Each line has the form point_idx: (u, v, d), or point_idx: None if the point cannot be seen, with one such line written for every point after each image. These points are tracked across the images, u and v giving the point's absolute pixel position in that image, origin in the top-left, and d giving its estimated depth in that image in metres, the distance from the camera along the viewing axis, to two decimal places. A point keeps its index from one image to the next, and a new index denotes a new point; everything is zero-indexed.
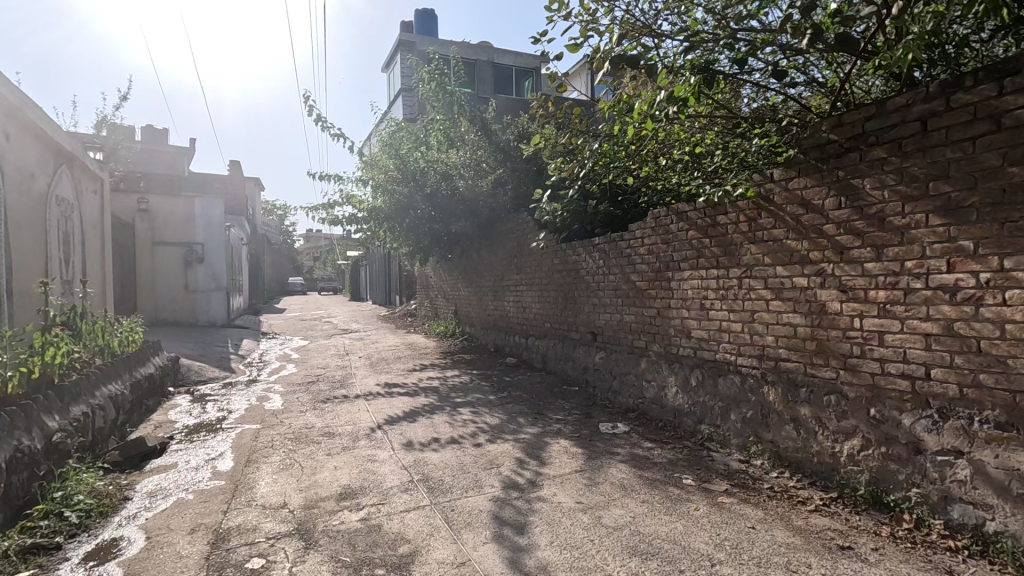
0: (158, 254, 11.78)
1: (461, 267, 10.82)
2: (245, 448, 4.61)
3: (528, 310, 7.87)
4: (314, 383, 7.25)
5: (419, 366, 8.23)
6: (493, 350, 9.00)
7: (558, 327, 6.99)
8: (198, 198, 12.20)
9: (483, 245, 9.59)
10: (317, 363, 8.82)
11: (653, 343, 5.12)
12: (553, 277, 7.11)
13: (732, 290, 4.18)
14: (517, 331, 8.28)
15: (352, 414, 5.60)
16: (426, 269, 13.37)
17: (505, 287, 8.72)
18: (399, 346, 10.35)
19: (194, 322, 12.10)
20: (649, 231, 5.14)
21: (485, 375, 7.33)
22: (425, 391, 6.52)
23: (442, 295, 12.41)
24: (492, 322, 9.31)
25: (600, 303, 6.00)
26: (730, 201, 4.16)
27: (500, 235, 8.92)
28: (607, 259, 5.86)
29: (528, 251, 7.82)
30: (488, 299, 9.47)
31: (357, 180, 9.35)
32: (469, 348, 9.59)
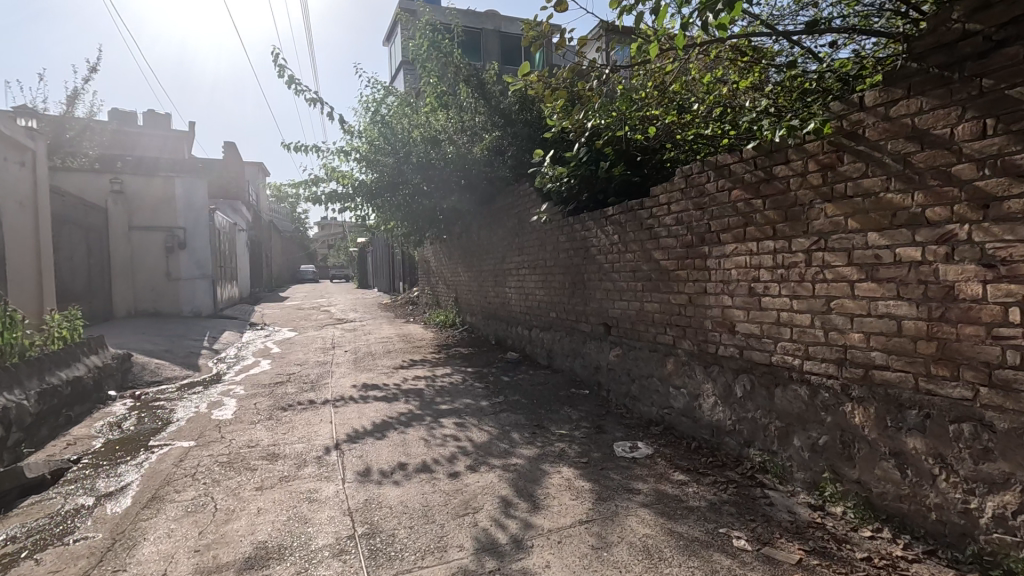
0: (136, 240, 10.80)
1: (461, 250, 9.72)
2: (158, 477, 3.61)
3: (531, 297, 6.75)
4: (282, 384, 6.25)
5: (409, 362, 7.20)
6: (494, 343, 7.93)
7: (565, 317, 5.88)
8: (179, 178, 11.27)
9: (482, 224, 8.48)
10: (295, 359, 7.85)
11: (683, 339, 3.99)
12: (559, 258, 5.98)
13: (796, 269, 3.02)
14: (519, 323, 7.18)
15: (310, 427, 4.58)
16: (426, 253, 12.32)
17: (506, 271, 7.62)
18: (392, 338, 9.34)
19: (178, 313, 11.21)
20: (677, 195, 3.99)
21: (480, 373, 6.26)
22: (406, 395, 5.49)
23: (442, 281, 11.35)
24: (493, 311, 8.23)
25: (615, 289, 4.85)
26: (794, 145, 2.99)
27: (500, 212, 7.79)
28: (622, 234, 4.71)
29: (530, 228, 6.68)
30: (489, 285, 8.37)
31: (338, 152, 8.26)
32: (468, 341, 8.54)
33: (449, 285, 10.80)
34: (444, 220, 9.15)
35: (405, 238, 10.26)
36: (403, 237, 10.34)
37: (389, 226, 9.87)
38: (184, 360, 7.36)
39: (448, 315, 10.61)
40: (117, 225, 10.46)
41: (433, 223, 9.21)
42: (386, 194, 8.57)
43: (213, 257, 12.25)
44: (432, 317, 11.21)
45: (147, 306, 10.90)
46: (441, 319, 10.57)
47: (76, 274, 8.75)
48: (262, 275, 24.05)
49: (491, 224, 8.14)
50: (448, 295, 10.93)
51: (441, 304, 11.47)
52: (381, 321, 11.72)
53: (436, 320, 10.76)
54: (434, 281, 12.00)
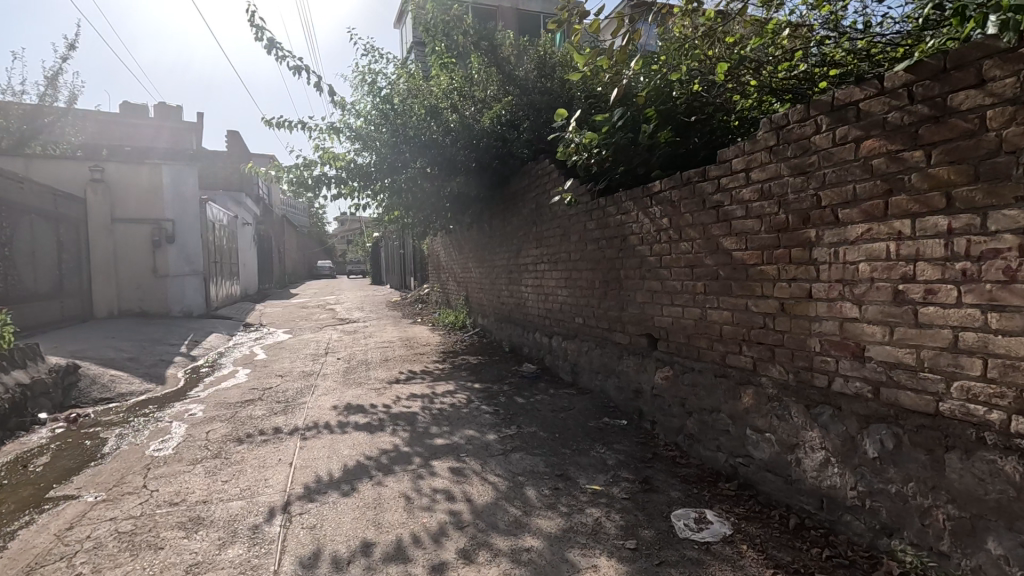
0: (119, 233, 9.96)
1: (472, 243, 8.58)
2: (21, 562, 2.54)
3: (552, 298, 5.58)
4: (251, 403, 5.19)
5: (407, 375, 6.10)
6: (508, 352, 6.79)
7: (594, 324, 4.70)
8: (167, 165, 10.41)
9: (496, 213, 7.34)
10: (280, 368, 6.82)
11: (771, 363, 2.79)
12: (586, 250, 4.79)
13: (997, 263, 1.81)
14: (537, 329, 6.03)
15: (261, 474, 3.49)
16: (436, 246, 11.21)
17: (522, 267, 6.47)
18: (394, 342, 8.26)
19: (166, 312, 10.40)
20: (764, 158, 2.78)
21: (490, 392, 5.12)
22: (395, 422, 4.37)
23: (453, 278, 10.22)
24: (507, 313, 7.08)
25: (665, 290, 3.65)
26: (1004, 53, 1.77)
27: (515, 198, 6.64)
28: (675, 217, 3.51)
29: (552, 214, 5.49)
30: (502, 283, 7.23)
31: (326, 129, 7.15)
32: (479, 347, 7.40)
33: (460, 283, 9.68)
34: (451, 209, 8.00)
35: (410, 229, 9.15)
36: (408, 229, 9.24)
37: (391, 216, 8.76)
38: (149, 370, 6.37)
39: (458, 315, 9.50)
40: (98, 218, 9.59)
41: (439, 212, 8.07)
42: (383, 178, 7.47)
43: (206, 252, 11.43)
44: (441, 318, 10.10)
45: (133, 305, 10.08)
46: (450, 320, 9.46)
47: (44, 271, 7.86)
48: (271, 270, 23.26)
49: (505, 212, 6.99)
50: (459, 293, 9.81)
51: (452, 303, 10.37)
52: (386, 322, 10.67)
53: (446, 322, 9.65)
54: (444, 278, 10.89)
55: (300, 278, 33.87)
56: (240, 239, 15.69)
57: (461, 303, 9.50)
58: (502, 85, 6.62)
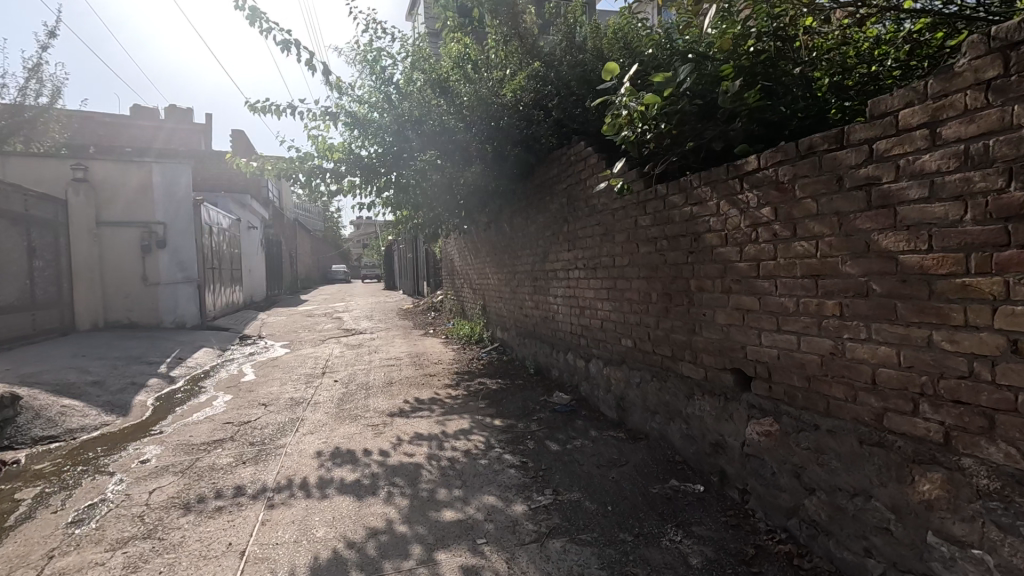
0: (105, 238, 9.14)
1: (491, 245, 7.54)
2: None
3: (590, 312, 4.51)
4: (220, 445, 4.20)
5: (413, 404, 5.07)
6: (534, 374, 5.74)
7: (649, 350, 3.63)
8: (158, 165, 9.62)
9: (519, 211, 6.31)
10: (267, 393, 5.84)
11: (986, 438, 1.70)
12: (637, 254, 3.72)
13: None
14: (570, 348, 4.97)
15: (199, 571, 2.48)
16: (450, 249, 10.23)
17: (550, 274, 5.43)
18: (403, 359, 7.26)
19: (158, 324, 9.56)
20: (973, 102, 1.70)
21: (514, 433, 4.08)
22: (392, 480, 3.35)
23: (468, 285, 9.20)
24: (532, 329, 6.03)
25: (765, 309, 2.58)
26: None
27: (542, 193, 5.60)
28: (784, 205, 2.44)
29: (591, 207, 4.41)
30: (526, 291, 6.17)
31: (320, 115, 6.16)
32: (500, 367, 6.36)
33: (476, 289, 8.64)
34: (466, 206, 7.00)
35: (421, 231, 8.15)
36: (418, 230, 8.24)
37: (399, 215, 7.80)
38: (113, 397, 5.43)
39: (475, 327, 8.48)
40: (80, 220, 8.77)
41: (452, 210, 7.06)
42: (388, 170, 6.47)
43: (202, 257, 10.58)
44: (456, 328, 9.08)
45: (120, 316, 9.25)
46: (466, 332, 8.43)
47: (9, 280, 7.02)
48: (281, 275, 22.48)
49: (530, 208, 5.95)
50: (475, 301, 8.77)
51: (468, 312, 9.33)
52: (395, 333, 9.68)
53: (461, 334, 8.63)
54: (459, 284, 9.87)
55: (313, 283, 33.17)
56: (244, 243, 14.84)
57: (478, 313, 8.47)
58: (525, 59, 5.62)
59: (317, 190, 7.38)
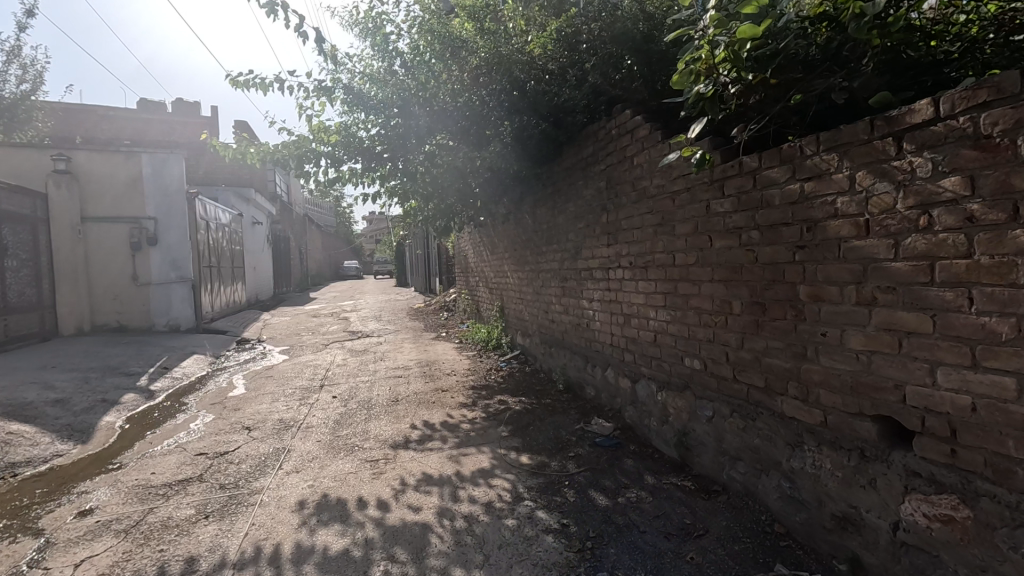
0: (91, 234, 8.48)
1: (510, 240, 6.69)
2: None
3: (639, 321, 3.64)
4: (184, 488, 3.40)
5: (421, 431, 4.25)
6: (564, 392, 4.88)
7: (727, 376, 2.76)
8: (146, 153, 8.89)
9: (543, 199, 5.45)
10: (255, 412, 5.05)
11: None
12: (709, 250, 2.85)
13: None
14: (611, 364, 4.10)
15: None
16: (463, 244, 9.41)
17: (582, 274, 4.58)
18: (412, 369, 6.44)
19: (150, 327, 8.90)
20: None
21: (548, 477, 3.23)
22: (391, 552, 2.52)
23: (484, 284, 8.35)
24: (560, 338, 5.17)
25: (945, 334, 1.70)
26: None
27: (573, 178, 4.73)
28: (992, 170, 1.56)
29: (640, 192, 3.54)
30: (552, 294, 5.32)
31: (314, 90, 5.33)
32: (522, 381, 5.51)
33: (493, 289, 7.80)
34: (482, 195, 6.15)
35: (432, 225, 7.32)
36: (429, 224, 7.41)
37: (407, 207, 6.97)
38: (75, 419, 4.66)
39: (492, 331, 7.64)
40: (63, 216, 8.08)
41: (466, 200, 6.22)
42: (392, 155, 5.64)
43: (199, 255, 9.90)
44: (471, 332, 8.25)
45: (109, 319, 8.62)
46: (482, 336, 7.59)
47: None
48: (289, 272, 21.81)
49: (557, 197, 5.08)
50: (492, 302, 7.92)
51: (484, 314, 8.49)
52: (404, 337, 8.87)
53: (477, 339, 7.79)
54: (474, 283, 9.03)
55: (324, 280, 32.55)
56: (247, 239, 14.14)
57: (496, 315, 7.63)
58: (551, 18, 4.75)
59: (315, 179, 6.57)
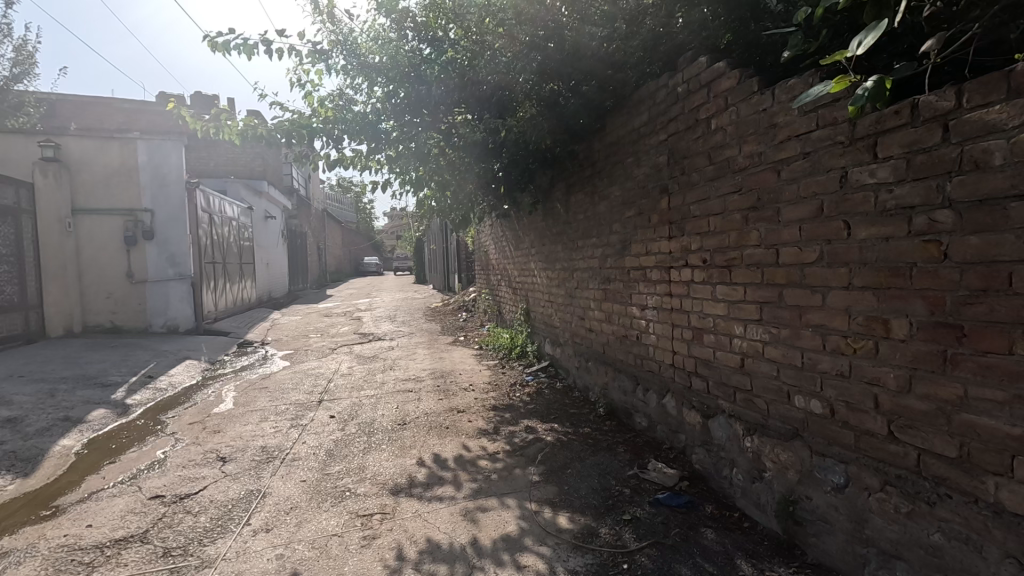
0: (83, 228, 7.88)
1: (539, 234, 5.78)
2: None
3: (718, 339, 2.73)
4: (117, 554, 2.60)
5: (430, 469, 3.40)
6: (606, 419, 3.98)
7: (878, 431, 1.85)
8: (143, 140, 8.24)
9: (580, 184, 4.55)
10: (237, 436, 4.26)
11: None
12: (846, 243, 1.94)
13: None
14: (676, 389, 3.19)
15: None
16: (484, 239, 8.55)
17: (632, 274, 3.68)
18: (424, 382, 5.59)
19: (145, 327, 8.30)
20: None
21: (598, 555, 2.35)
22: None
23: (508, 283, 7.47)
24: (602, 351, 4.27)
25: None
26: None
27: (619, 155, 3.83)
28: None
29: (723, 164, 2.62)
30: (591, 297, 4.42)
31: (307, 55, 4.50)
32: (553, 402, 4.62)
33: (518, 288, 6.91)
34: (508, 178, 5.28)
35: (449, 216, 6.45)
36: (446, 215, 6.55)
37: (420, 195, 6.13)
38: (22, 444, 3.93)
39: (517, 336, 6.75)
40: (51, 208, 7.45)
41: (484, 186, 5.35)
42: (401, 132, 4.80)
43: (201, 250, 9.25)
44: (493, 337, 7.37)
45: (102, 320, 8.03)
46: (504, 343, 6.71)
47: None
48: (306, 268, 21.21)
49: (598, 180, 4.18)
50: (516, 304, 7.03)
51: (507, 317, 7.60)
52: (419, 340, 8.05)
53: (500, 346, 6.91)
54: (496, 281, 8.15)
55: (342, 277, 32.00)
56: (258, 234, 13.49)
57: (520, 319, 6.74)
58: None
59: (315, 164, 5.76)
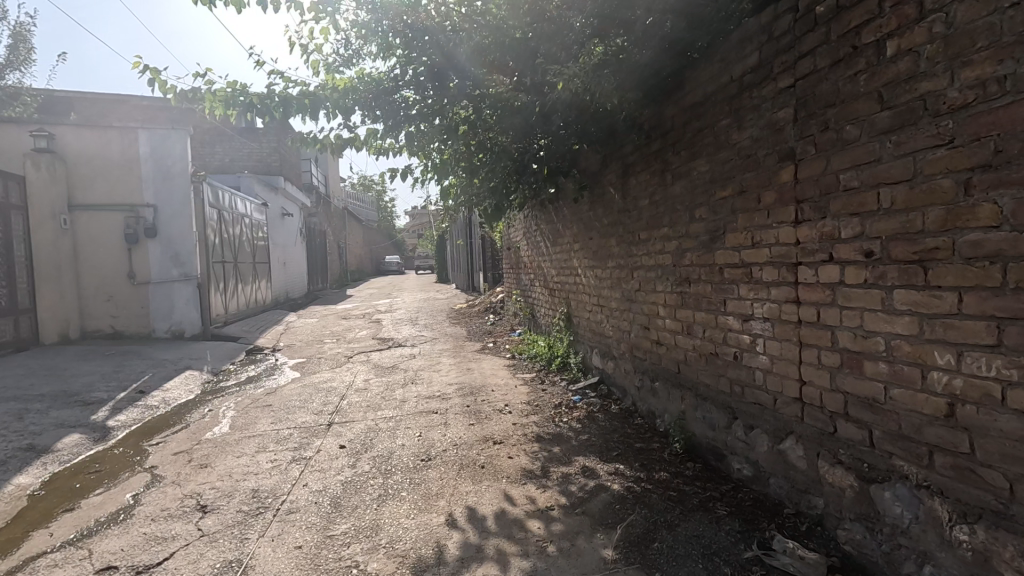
0: (81, 225, 7.28)
1: (587, 226, 4.89)
2: None
3: (899, 369, 1.82)
4: None
5: (465, 534, 2.56)
6: (688, 461, 3.08)
7: None
8: (145, 130, 7.58)
9: (646, 161, 3.64)
10: (225, 474, 3.47)
11: None
12: None
13: None
14: (808, 434, 2.28)
15: None
16: (516, 234, 7.71)
17: (727, 274, 2.79)
18: (451, 401, 4.75)
19: (149, 332, 7.67)
20: None
21: None
22: None
23: (544, 283, 6.61)
24: (679, 371, 3.37)
25: None
26: None
27: (708, 117, 2.91)
28: None
29: (915, 105, 1.72)
30: (662, 302, 3.51)
31: (309, 8, 3.69)
32: (612, 431, 3.72)
33: (557, 288, 6.01)
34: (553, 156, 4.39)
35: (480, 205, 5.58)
36: (476, 205, 5.68)
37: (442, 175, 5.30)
38: None
39: (557, 345, 5.86)
40: (45, 203, 6.84)
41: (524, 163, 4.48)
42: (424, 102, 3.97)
43: (210, 249, 8.58)
44: (527, 345, 6.49)
45: (101, 324, 7.42)
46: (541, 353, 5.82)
47: None
48: (326, 267, 20.63)
49: (674, 153, 3.27)
50: (555, 307, 6.13)
51: (543, 322, 6.71)
52: (443, 347, 7.25)
53: (536, 356, 6.02)
54: (530, 281, 7.25)
55: (364, 276, 31.50)
56: (274, 232, 12.83)
57: (560, 325, 5.84)
58: None
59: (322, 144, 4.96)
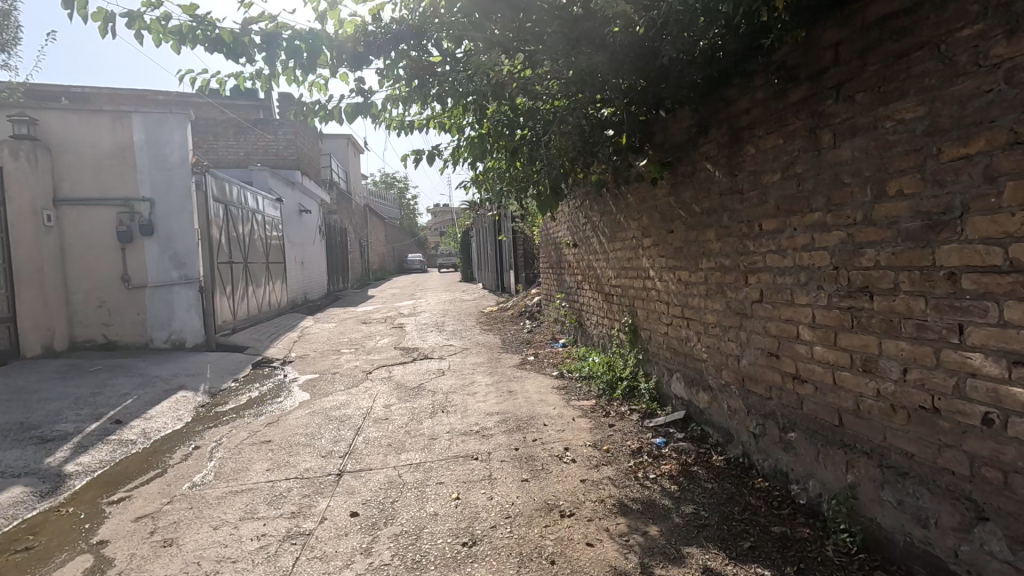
0: (70, 222, 6.47)
1: (670, 216, 3.78)
2: None
3: None
4: None
5: None
6: (878, 572, 1.99)
7: None
8: (139, 114, 6.74)
9: (779, 117, 2.54)
10: (193, 561, 2.50)
11: None
12: None
13: None
14: None
15: None
16: (560, 229, 6.67)
17: (971, 284, 1.70)
18: (494, 441, 3.72)
19: (147, 342, 6.85)
20: None
21: None
22: None
23: (597, 287, 5.56)
24: (843, 425, 2.27)
25: None
26: None
27: (927, 29, 1.81)
28: None
29: None
30: (809, 320, 2.42)
31: None
32: (727, 502, 2.64)
33: (618, 293, 4.92)
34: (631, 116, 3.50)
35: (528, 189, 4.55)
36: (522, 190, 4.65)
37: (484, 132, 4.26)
38: None
39: (619, 365, 4.78)
40: (27, 197, 6.03)
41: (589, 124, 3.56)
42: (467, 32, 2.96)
43: (215, 249, 7.71)
44: (579, 362, 5.41)
45: (93, 334, 6.61)
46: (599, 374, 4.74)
47: None
48: (347, 266, 19.85)
49: (842, 97, 2.17)
50: (614, 317, 5.04)
51: (597, 333, 5.62)
52: (476, 360, 6.25)
53: (592, 376, 4.95)
54: (580, 284, 6.16)
55: (387, 275, 30.70)
56: (290, 230, 11.97)
57: (624, 339, 4.75)
58: None
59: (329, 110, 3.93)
